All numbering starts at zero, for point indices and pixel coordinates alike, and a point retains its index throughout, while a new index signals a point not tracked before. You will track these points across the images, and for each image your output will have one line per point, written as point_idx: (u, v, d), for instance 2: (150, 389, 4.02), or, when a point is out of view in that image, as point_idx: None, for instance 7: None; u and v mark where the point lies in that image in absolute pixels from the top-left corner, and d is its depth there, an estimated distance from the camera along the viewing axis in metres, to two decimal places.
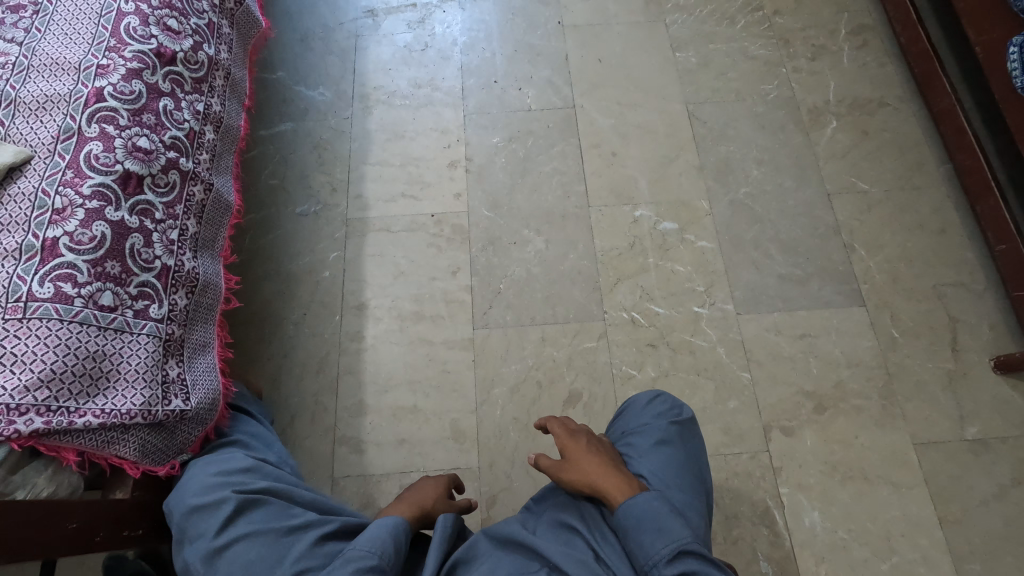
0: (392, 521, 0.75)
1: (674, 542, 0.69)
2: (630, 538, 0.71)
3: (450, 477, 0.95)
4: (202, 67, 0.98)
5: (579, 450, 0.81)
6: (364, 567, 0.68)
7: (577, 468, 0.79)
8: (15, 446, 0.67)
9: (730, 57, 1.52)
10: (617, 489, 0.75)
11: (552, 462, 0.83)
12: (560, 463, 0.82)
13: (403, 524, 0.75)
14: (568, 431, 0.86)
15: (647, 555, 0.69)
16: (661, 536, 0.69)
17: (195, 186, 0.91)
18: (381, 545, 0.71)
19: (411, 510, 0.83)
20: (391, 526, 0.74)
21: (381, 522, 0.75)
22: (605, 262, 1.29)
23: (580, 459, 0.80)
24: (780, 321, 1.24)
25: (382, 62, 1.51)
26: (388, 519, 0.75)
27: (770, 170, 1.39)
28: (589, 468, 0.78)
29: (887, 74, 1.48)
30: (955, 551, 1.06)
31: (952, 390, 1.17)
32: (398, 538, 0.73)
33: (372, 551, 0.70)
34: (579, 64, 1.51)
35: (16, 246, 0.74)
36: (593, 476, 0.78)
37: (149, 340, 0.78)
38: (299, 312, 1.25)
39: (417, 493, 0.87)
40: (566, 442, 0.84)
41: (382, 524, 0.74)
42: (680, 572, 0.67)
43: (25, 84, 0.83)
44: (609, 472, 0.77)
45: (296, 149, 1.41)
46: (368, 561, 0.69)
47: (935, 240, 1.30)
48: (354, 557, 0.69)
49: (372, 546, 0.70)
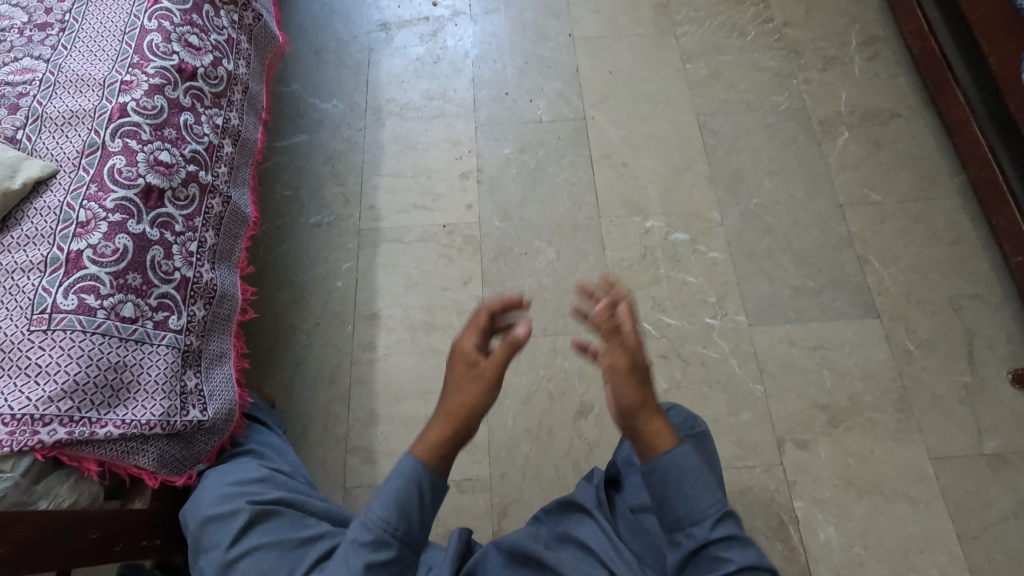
0: (408, 464, 0.66)
1: (718, 503, 0.66)
2: (673, 495, 0.66)
3: (461, 348, 0.74)
4: (221, 82, 1.00)
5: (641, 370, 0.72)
6: (367, 541, 0.63)
7: (633, 387, 0.71)
8: (38, 456, 0.68)
9: (741, 68, 1.52)
10: (658, 437, 0.69)
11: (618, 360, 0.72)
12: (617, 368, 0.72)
13: (422, 477, 0.66)
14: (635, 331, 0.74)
15: (691, 511, 0.66)
16: (707, 493, 0.66)
17: (213, 199, 0.93)
18: (389, 513, 0.64)
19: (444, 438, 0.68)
20: (407, 482, 0.65)
21: (392, 476, 0.66)
22: (616, 272, 1.29)
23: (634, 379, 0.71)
24: (792, 333, 1.23)
25: (395, 74, 1.53)
26: (403, 470, 0.66)
27: (782, 180, 1.39)
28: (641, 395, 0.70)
29: (899, 85, 1.47)
30: (973, 567, 1.04)
31: (969, 404, 1.16)
32: (410, 503, 0.65)
33: (380, 522, 0.63)
34: (589, 75, 1.52)
35: (42, 259, 0.75)
36: (644, 405, 0.70)
37: (168, 351, 0.79)
38: (312, 321, 1.26)
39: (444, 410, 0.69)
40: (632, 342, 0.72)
41: (395, 482, 0.65)
42: (726, 535, 0.64)
43: (51, 100, 0.86)
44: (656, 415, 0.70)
45: (309, 161, 1.43)
46: (373, 533, 0.63)
47: (949, 251, 1.29)
48: (358, 529, 0.64)
49: (381, 516, 0.64)
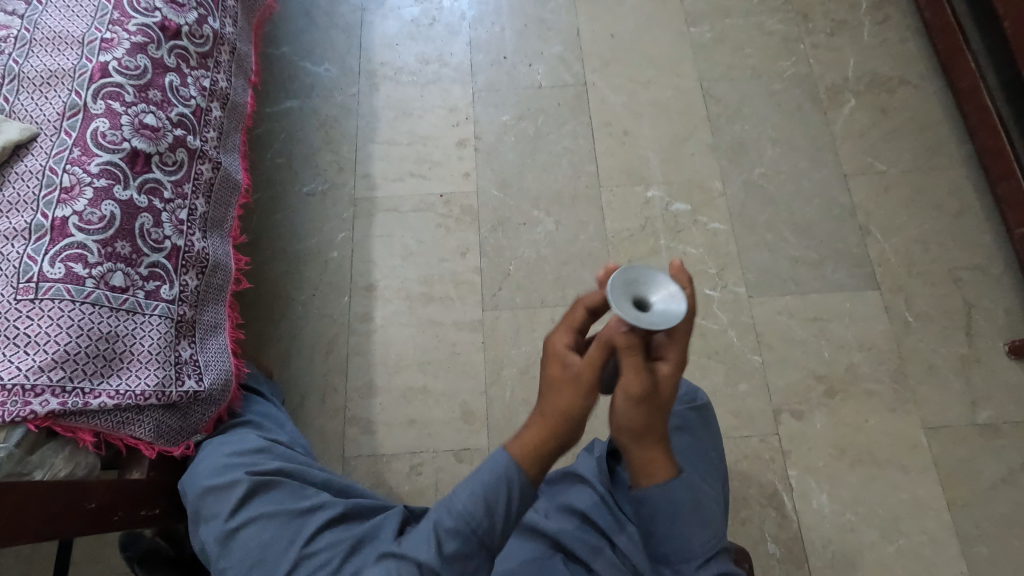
0: (503, 459, 0.64)
1: (709, 541, 0.66)
2: (662, 529, 0.66)
3: (552, 347, 0.62)
4: (207, 41, 0.95)
5: (659, 399, 0.58)
6: (448, 526, 0.64)
7: (638, 417, 0.59)
8: (31, 427, 0.67)
9: (747, 33, 1.47)
10: (654, 466, 0.65)
11: (637, 388, 0.56)
12: (627, 396, 0.56)
13: (512, 476, 0.64)
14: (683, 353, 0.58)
15: (681, 550, 0.66)
16: (701, 530, 0.66)
17: (203, 165, 0.89)
18: (475, 505, 0.63)
19: (542, 443, 0.63)
20: (496, 476, 0.63)
21: (485, 467, 0.64)
22: (616, 243, 1.28)
23: (641, 409, 0.58)
24: (792, 304, 1.23)
25: (388, 37, 1.47)
26: (496, 464, 0.64)
27: (786, 150, 1.36)
28: (646, 423, 0.60)
29: (908, 51, 1.43)
30: (961, 533, 1.06)
31: (965, 375, 1.16)
32: (496, 497, 0.63)
33: (465, 511, 0.63)
34: (590, 38, 1.47)
35: (26, 226, 0.73)
36: (648, 435, 0.61)
37: (161, 321, 0.77)
38: (308, 292, 1.24)
39: (545, 412, 0.62)
40: (666, 377, 0.57)
41: (486, 475, 0.64)
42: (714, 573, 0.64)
43: (27, 58, 0.82)
44: (658, 444, 0.63)
45: (302, 128, 1.38)
46: (454, 520, 0.64)
47: (952, 223, 1.28)
48: (442, 513, 0.65)
49: (465, 506, 0.64)
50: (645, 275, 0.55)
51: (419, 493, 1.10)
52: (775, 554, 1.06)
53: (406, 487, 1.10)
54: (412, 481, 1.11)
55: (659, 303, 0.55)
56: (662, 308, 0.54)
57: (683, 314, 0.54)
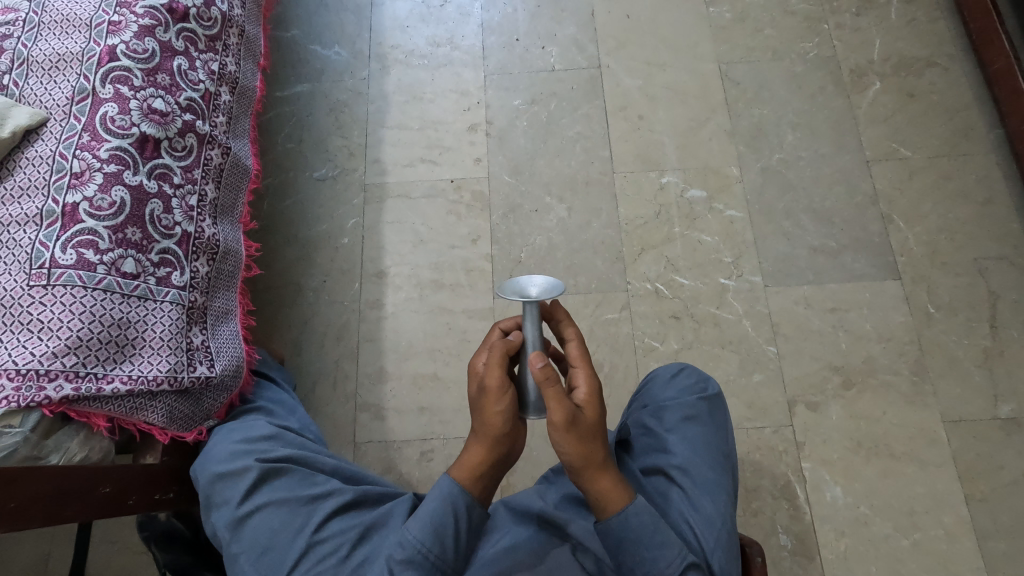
0: (445, 485, 0.69)
1: (678, 558, 0.66)
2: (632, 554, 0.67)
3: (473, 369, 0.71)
4: (215, 24, 0.94)
5: (584, 422, 0.65)
6: (401, 557, 0.66)
7: (575, 444, 0.65)
8: (46, 412, 0.68)
9: (769, 12, 1.42)
10: (609, 498, 0.67)
11: (560, 416, 0.64)
12: (554, 424, 0.64)
13: (458, 500, 0.68)
14: (592, 380, 0.68)
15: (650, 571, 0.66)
16: (665, 551, 0.66)
17: (213, 150, 0.89)
18: (425, 536, 0.66)
19: (480, 459, 0.69)
20: (442, 504, 0.68)
21: (432, 494, 0.69)
22: (629, 230, 1.25)
23: (573, 436, 0.64)
24: (809, 294, 1.20)
25: (399, 19, 1.44)
26: (441, 492, 0.69)
27: (806, 135, 1.32)
28: (584, 451, 0.65)
29: (938, 31, 1.37)
30: (978, 528, 1.04)
31: (988, 368, 1.13)
32: (445, 525, 0.67)
33: (415, 542, 0.66)
34: (605, 20, 1.43)
35: (38, 211, 0.73)
36: (590, 465, 0.66)
37: (172, 308, 0.77)
38: (318, 279, 1.24)
39: (477, 430, 0.69)
40: (583, 400, 0.67)
41: (433, 504, 0.68)
42: None
43: (36, 42, 0.81)
44: (606, 473, 0.67)
45: (311, 112, 1.37)
46: (406, 552, 0.66)
47: (980, 211, 1.23)
48: (393, 545, 0.67)
49: (416, 538, 0.66)
50: (527, 280, 0.70)
51: (428, 479, 1.10)
52: (786, 546, 1.05)
53: (416, 474, 1.11)
54: (422, 467, 1.11)
55: (538, 292, 0.68)
56: (541, 294, 0.68)
57: (562, 288, 0.68)
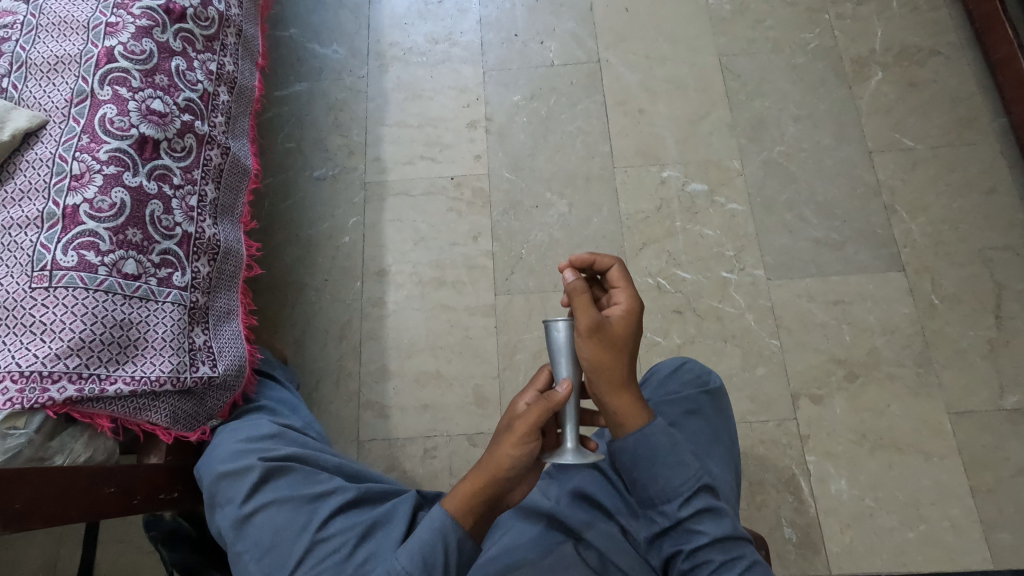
0: (438, 517, 0.67)
1: (691, 479, 0.66)
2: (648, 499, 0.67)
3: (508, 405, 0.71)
4: (213, 24, 0.94)
5: (611, 332, 0.65)
6: None
7: (596, 352, 0.65)
8: (50, 413, 0.68)
9: (769, 3, 1.41)
10: (624, 415, 0.67)
11: (585, 321, 0.64)
12: (583, 329, 0.64)
13: (450, 534, 0.66)
14: (632, 299, 0.68)
15: (662, 490, 0.66)
16: (679, 471, 0.65)
17: (212, 150, 0.89)
18: (413, 566, 0.65)
19: (475, 493, 0.68)
20: (434, 535, 0.66)
21: (423, 524, 0.67)
22: (629, 225, 1.25)
23: (598, 341, 0.65)
24: (812, 286, 1.19)
25: (397, 16, 1.44)
26: (432, 522, 0.67)
27: (808, 127, 1.31)
28: (606, 361, 0.65)
29: (940, 19, 1.36)
30: (985, 520, 1.04)
31: (993, 359, 1.12)
32: (434, 556, 0.66)
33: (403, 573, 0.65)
34: (604, 14, 1.42)
35: (38, 214, 0.73)
36: (606, 379, 0.66)
37: (174, 308, 0.77)
38: (320, 278, 1.24)
39: (482, 463, 0.68)
40: (618, 314, 0.67)
41: (423, 534, 0.66)
42: (696, 509, 0.64)
43: (34, 45, 0.82)
44: (623, 391, 0.67)
45: (310, 111, 1.37)
46: None
47: (984, 200, 1.22)
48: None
49: (404, 568, 0.65)
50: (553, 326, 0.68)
51: (432, 476, 1.11)
52: (790, 540, 1.05)
53: (420, 471, 1.11)
54: (426, 464, 1.11)
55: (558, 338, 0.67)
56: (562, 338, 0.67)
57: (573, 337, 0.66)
